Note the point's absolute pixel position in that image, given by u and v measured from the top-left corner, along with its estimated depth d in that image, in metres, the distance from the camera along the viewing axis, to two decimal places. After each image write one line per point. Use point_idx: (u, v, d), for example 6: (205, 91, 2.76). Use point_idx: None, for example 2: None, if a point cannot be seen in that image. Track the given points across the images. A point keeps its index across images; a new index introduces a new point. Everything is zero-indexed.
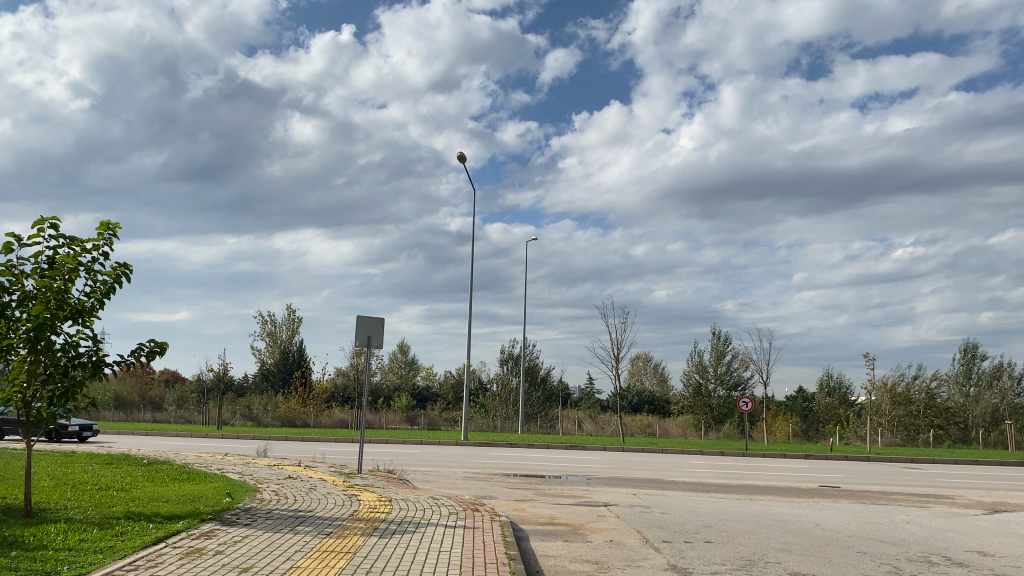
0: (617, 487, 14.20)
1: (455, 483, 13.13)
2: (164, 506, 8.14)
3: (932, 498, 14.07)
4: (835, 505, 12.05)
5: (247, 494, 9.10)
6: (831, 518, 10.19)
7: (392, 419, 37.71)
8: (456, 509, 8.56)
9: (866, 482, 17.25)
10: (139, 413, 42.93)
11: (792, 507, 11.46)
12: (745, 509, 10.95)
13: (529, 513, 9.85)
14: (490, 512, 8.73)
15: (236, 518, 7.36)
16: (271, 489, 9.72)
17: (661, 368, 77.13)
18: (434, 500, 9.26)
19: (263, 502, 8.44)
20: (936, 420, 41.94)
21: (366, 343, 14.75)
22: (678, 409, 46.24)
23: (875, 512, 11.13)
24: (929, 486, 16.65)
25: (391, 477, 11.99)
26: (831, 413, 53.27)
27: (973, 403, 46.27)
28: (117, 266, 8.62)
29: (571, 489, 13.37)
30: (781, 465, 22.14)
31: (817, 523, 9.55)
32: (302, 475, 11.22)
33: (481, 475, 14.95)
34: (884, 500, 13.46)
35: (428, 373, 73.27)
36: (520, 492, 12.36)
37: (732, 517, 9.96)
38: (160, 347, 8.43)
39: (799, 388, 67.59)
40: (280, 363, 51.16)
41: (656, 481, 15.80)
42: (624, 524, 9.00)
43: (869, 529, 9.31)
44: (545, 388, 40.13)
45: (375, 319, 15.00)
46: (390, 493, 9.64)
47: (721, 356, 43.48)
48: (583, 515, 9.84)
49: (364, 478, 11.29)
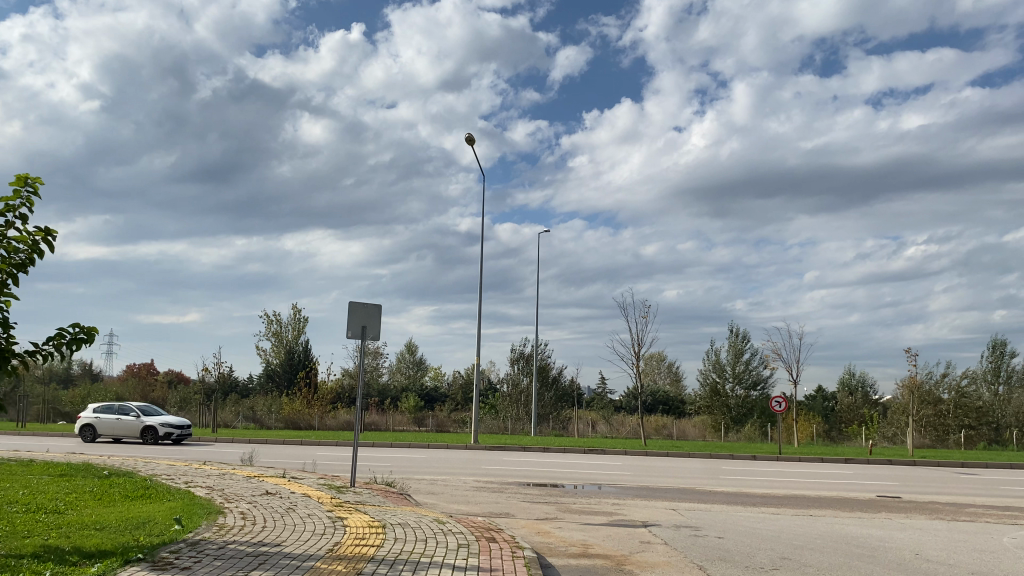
0: (652, 501, 12.36)
1: (464, 497, 11.29)
2: (91, 540, 6.30)
3: (1018, 512, 12.13)
4: (914, 523, 10.18)
5: (204, 518, 7.22)
6: (929, 543, 8.33)
7: (400, 420, 35.86)
8: (467, 541, 6.68)
9: (924, 490, 15.36)
10: None
11: (868, 527, 9.58)
12: (816, 531, 9.08)
13: (556, 538, 8.08)
14: (509, 543, 6.85)
15: (175, 558, 5.57)
16: (238, 510, 7.88)
17: (676, 367, 75.46)
18: (441, 526, 7.40)
19: (219, 531, 6.61)
20: (966, 420, 39.87)
21: (360, 333, 12.93)
22: (695, 410, 44.29)
23: (972, 533, 9.24)
24: (995, 495, 14.78)
25: (391, 492, 10.16)
26: (854, 413, 51.19)
27: (1005, 402, 43.87)
28: (38, 232, 6.82)
29: (599, 504, 11.50)
30: (849, 471, 19.98)
31: (917, 553, 7.68)
32: (282, 490, 9.34)
33: (493, 485, 13.15)
34: (966, 515, 11.54)
35: (437, 374, 71.40)
36: (542, 509, 10.52)
37: (805, 543, 8.13)
38: (87, 333, 6.46)
39: (817, 388, 65.35)
40: (286, 364, 49.45)
41: (690, 491, 13.97)
42: (680, 555, 7.20)
43: (989, 563, 7.46)
44: (557, 388, 38.30)
45: (370, 306, 13.16)
46: (386, 517, 7.72)
47: (740, 354, 41.68)
48: (623, 542, 8.01)
49: (358, 494, 9.43)
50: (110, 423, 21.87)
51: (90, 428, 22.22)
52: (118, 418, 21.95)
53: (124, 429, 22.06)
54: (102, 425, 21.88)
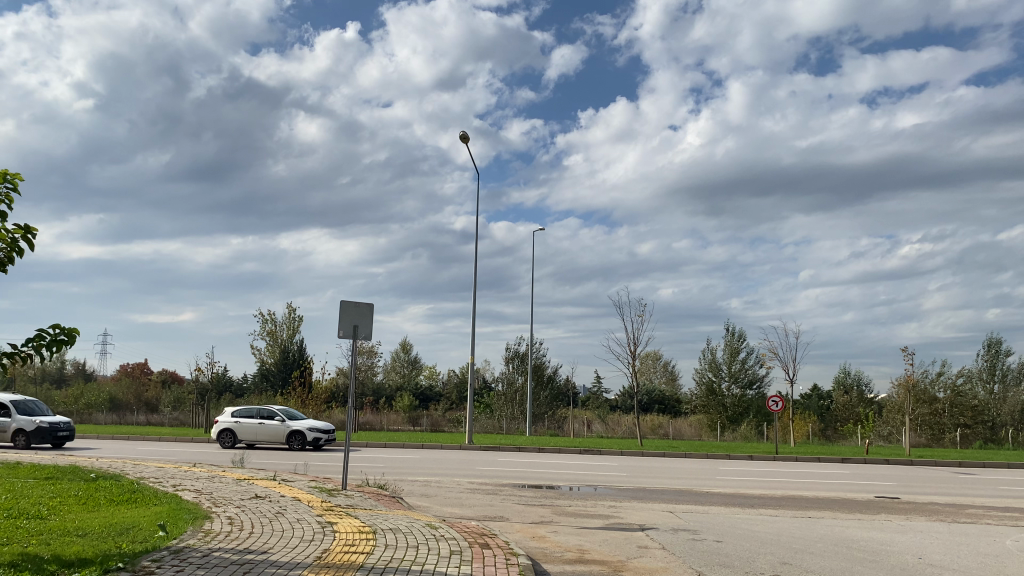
0: (649, 503, 12.20)
1: (458, 499, 11.11)
2: (71, 547, 6.11)
3: (1019, 513, 12.00)
4: (914, 525, 10.04)
5: (189, 524, 7.03)
6: (932, 547, 8.17)
7: (394, 420, 35.66)
8: (459, 547, 6.49)
9: (923, 491, 15.24)
10: (132, 417, 41.02)
11: (869, 530, 9.43)
12: (816, 534, 8.93)
13: (552, 543, 7.92)
14: (503, 549, 6.67)
15: (156, 566, 5.39)
16: (225, 515, 7.69)
17: (671, 366, 75.38)
18: (434, 531, 7.22)
19: (203, 538, 6.42)
20: (962, 419, 39.81)
21: (352, 332, 12.74)
22: (690, 409, 44.16)
23: (974, 536, 9.11)
24: (994, 496, 14.66)
25: (384, 495, 9.97)
26: (850, 412, 51.10)
27: (1000, 401, 43.76)
28: (19, 230, 6.61)
29: (595, 507, 11.34)
30: (846, 471, 19.83)
31: (919, 557, 7.54)
32: (271, 494, 9.15)
33: (488, 487, 12.98)
34: (966, 517, 11.40)
35: (432, 374, 71.18)
36: (537, 512, 10.37)
37: (806, 547, 7.98)
38: (67, 335, 6.26)
39: (812, 387, 65.30)
40: (280, 363, 49.26)
41: (687, 493, 13.82)
42: (679, 561, 7.04)
43: (992, 567, 7.32)
44: (552, 387, 38.12)
45: (362, 305, 12.98)
46: (377, 522, 7.55)
47: (735, 353, 41.52)
48: (620, 547, 7.83)
49: (349, 498, 9.25)
50: (254, 427, 21.10)
51: (228, 433, 21.41)
52: (261, 422, 21.13)
53: (265, 434, 21.30)
54: (246, 428, 21.02)
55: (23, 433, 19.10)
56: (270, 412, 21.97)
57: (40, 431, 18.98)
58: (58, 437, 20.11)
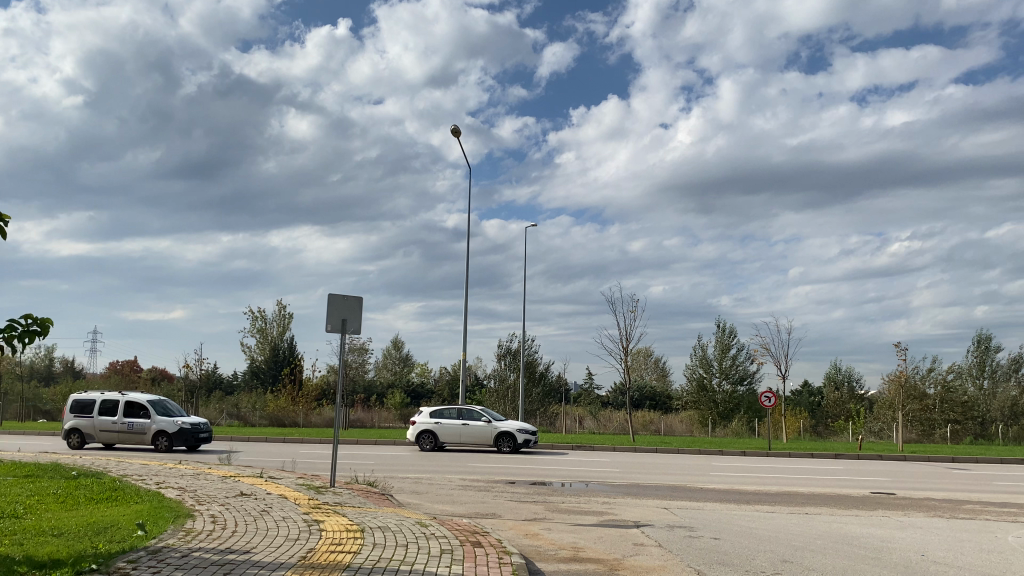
0: (643, 499, 12.03)
1: (449, 496, 10.89)
2: (45, 548, 5.87)
3: (1017, 509, 11.86)
4: (913, 521, 9.87)
5: (170, 523, 6.78)
6: (933, 544, 7.99)
7: (385, 416, 35.45)
8: (449, 546, 6.26)
9: (919, 486, 15.12)
10: None
11: (868, 526, 9.26)
12: (815, 531, 8.74)
13: (545, 541, 7.70)
14: (496, 548, 6.43)
15: (132, 568, 5.14)
16: (209, 513, 7.45)
17: (662, 362, 75.40)
18: (424, 529, 6.99)
19: (184, 538, 6.19)
20: (952, 415, 39.88)
21: (340, 326, 12.51)
22: (682, 405, 44.07)
23: (975, 532, 8.94)
24: (990, 491, 14.55)
25: (373, 493, 9.72)
26: (841, 408, 51.14)
27: (990, 397, 43.72)
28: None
29: (589, 503, 11.16)
30: (839, 467, 19.72)
31: (923, 554, 7.35)
32: (257, 491, 8.91)
33: (480, 484, 12.78)
34: (965, 512, 11.24)
35: (423, 371, 70.94)
36: (529, 509, 10.17)
37: (805, 543, 7.80)
38: (41, 325, 6.00)
39: (803, 383, 65.38)
40: (270, 361, 48.91)
41: (681, 488, 13.65)
42: (676, 559, 6.83)
43: (996, 564, 7.14)
44: (544, 383, 37.99)
45: (350, 299, 12.73)
46: (365, 520, 7.30)
47: (726, 350, 41.43)
48: (615, 544, 7.62)
49: (337, 495, 9.01)
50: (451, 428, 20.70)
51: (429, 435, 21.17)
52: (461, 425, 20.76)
53: (468, 435, 20.81)
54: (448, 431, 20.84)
55: (163, 436, 18.32)
56: (474, 413, 21.15)
57: (183, 433, 18.08)
58: (191, 440, 19.32)
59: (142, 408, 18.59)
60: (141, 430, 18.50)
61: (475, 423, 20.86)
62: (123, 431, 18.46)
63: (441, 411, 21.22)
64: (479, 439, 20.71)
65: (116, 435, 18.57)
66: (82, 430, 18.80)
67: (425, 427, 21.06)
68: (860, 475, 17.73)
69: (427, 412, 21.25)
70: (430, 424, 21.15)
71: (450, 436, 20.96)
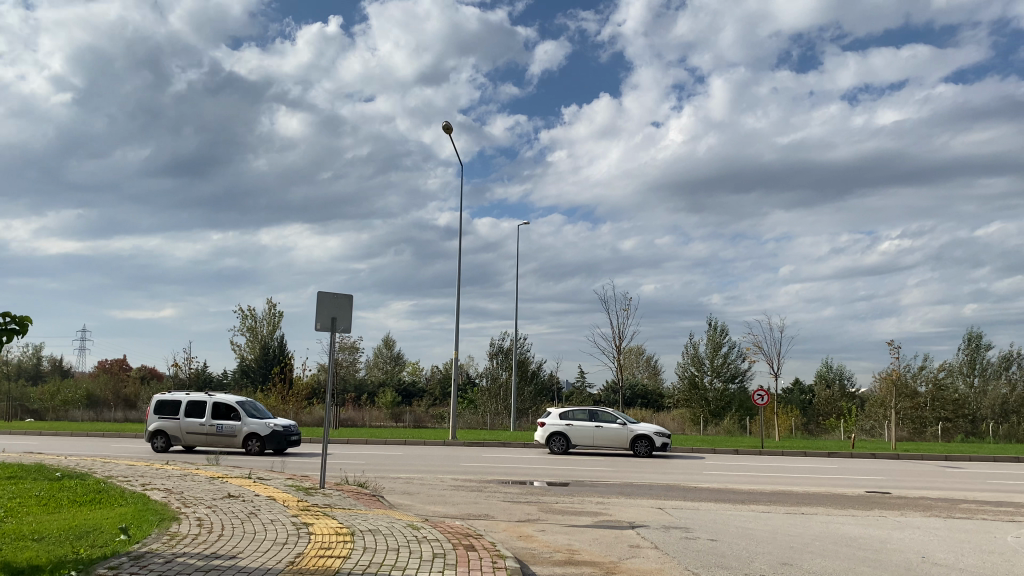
0: (637, 499, 11.90)
1: (441, 497, 10.74)
2: (23, 553, 5.67)
3: (1013, 508, 11.78)
4: (910, 522, 9.77)
5: (154, 527, 6.60)
6: (932, 545, 7.88)
7: (376, 415, 35.22)
8: (441, 550, 6.09)
9: (914, 485, 15.04)
10: (109, 413, 40.45)
11: (865, 526, 9.15)
12: (812, 532, 8.62)
13: (539, 543, 7.55)
14: (490, 551, 6.27)
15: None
16: (195, 516, 7.27)
17: (654, 360, 75.39)
18: (415, 532, 6.82)
19: (168, 542, 6.00)
20: (944, 412, 39.93)
21: (330, 325, 12.32)
22: (674, 404, 43.99)
23: (974, 532, 8.84)
24: (986, 490, 14.47)
25: (363, 494, 9.55)
26: (832, 406, 51.12)
27: (981, 395, 43.78)
28: None
29: (582, 503, 11.02)
30: (833, 465, 19.63)
31: (923, 556, 7.24)
32: (245, 493, 8.72)
33: (472, 484, 12.61)
34: (961, 512, 11.15)
35: (415, 369, 70.70)
36: (522, 509, 10.02)
37: (803, 545, 7.68)
38: (20, 324, 5.79)
39: (794, 381, 65.49)
40: (260, 359, 48.62)
41: (675, 488, 13.53)
42: (674, 562, 6.70)
43: (997, 566, 7.04)
44: (535, 382, 37.88)
45: (340, 297, 12.54)
46: (355, 523, 7.13)
47: (718, 348, 41.37)
48: (611, 546, 7.49)
49: (326, 496, 8.83)
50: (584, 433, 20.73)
51: (561, 437, 21.11)
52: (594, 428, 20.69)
53: (600, 438, 20.72)
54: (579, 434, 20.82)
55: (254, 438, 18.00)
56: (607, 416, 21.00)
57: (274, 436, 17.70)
58: (281, 442, 18.97)
59: (231, 410, 18.21)
60: (230, 433, 18.18)
61: (609, 425, 20.91)
62: (213, 432, 18.12)
63: (570, 412, 21.23)
64: (615, 442, 20.75)
65: (205, 437, 18.24)
66: (167, 433, 18.41)
67: (557, 430, 21.07)
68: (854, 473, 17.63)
69: (557, 413, 21.23)
70: (561, 426, 21.18)
71: (582, 439, 20.87)
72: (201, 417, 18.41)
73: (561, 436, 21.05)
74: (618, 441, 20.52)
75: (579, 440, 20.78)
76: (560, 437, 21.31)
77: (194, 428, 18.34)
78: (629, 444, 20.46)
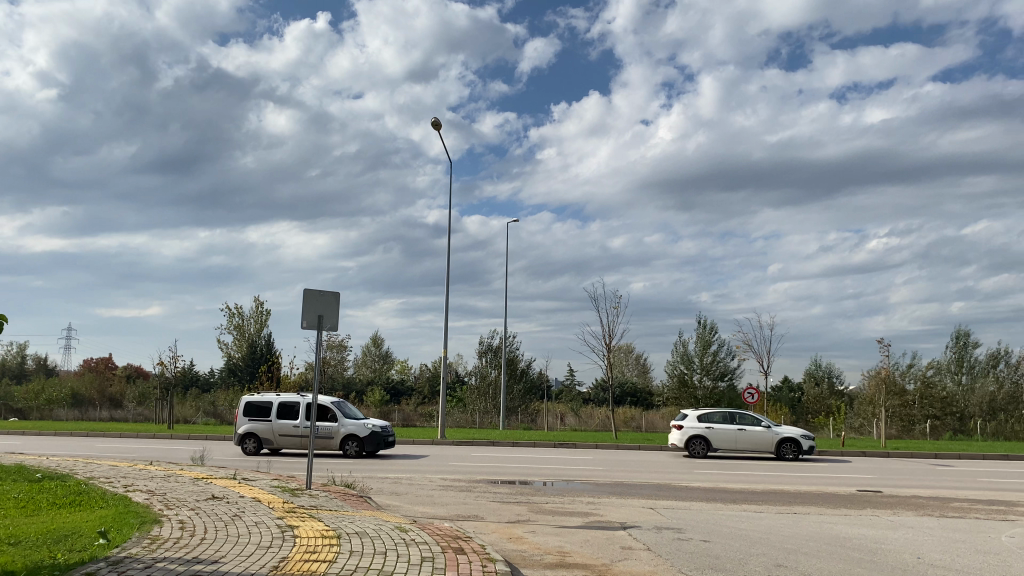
0: (627, 499, 11.77)
1: (430, 497, 10.58)
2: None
3: (1005, 506, 11.72)
4: (903, 521, 9.68)
5: (134, 530, 6.42)
6: (927, 545, 7.79)
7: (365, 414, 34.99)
8: (429, 553, 5.94)
9: (905, 484, 14.98)
10: (94, 413, 40.04)
11: (859, 526, 9.06)
12: (805, 532, 8.52)
13: (530, 545, 7.41)
14: (479, 554, 6.13)
15: None
16: (177, 519, 7.09)
17: (643, 358, 75.46)
18: (403, 535, 6.67)
19: (148, 547, 5.83)
20: (932, 410, 39.92)
21: (316, 323, 12.15)
22: (663, 402, 43.94)
23: (968, 532, 8.75)
24: (977, 488, 14.43)
25: (350, 495, 9.39)
26: (820, 404, 51.17)
27: (969, 393, 43.88)
28: None
29: (573, 504, 10.89)
30: (824, 463, 19.57)
31: (919, 557, 7.13)
32: (230, 495, 8.54)
33: (462, 484, 12.45)
34: (953, 511, 11.08)
35: (404, 368, 70.47)
36: (512, 510, 9.88)
37: (797, 546, 7.57)
38: None
39: (783, 379, 65.66)
40: (248, 358, 48.29)
41: (666, 487, 13.41)
42: (666, 564, 6.58)
43: (993, 566, 6.95)
44: (525, 380, 37.74)
45: (327, 295, 12.37)
46: (342, 525, 6.97)
47: (707, 346, 41.37)
48: (602, 548, 7.36)
49: (313, 497, 8.66)
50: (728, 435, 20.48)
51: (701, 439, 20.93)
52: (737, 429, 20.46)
53: (744, 441, 20.44)
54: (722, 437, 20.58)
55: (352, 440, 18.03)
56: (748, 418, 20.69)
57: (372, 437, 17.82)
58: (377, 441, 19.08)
59: (326, 410, 18.01)
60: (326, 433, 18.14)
61: (751, 428, 20.49)
62: (309, 435, 18.03)
63: (709, 415, 21.03)
64: (757, 444, 20.37)
65: (300, 439, 18.12)
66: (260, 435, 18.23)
67: (696, 432, 20.87)
68: (845, 472, 17.58)
69: (696, 416, 21.07)
70: (700, 428, 20.90)
71: (723, 441, 20.64)
72: (294, 418, 18.26)
73: (700, 438, 20.84)
74: (761, 444, 20.23)
75: (718, 442, 20.51)
76: (701, 439, 21.11)
77: (287, 429, 18.16)
78: (774, 447, 20.14)
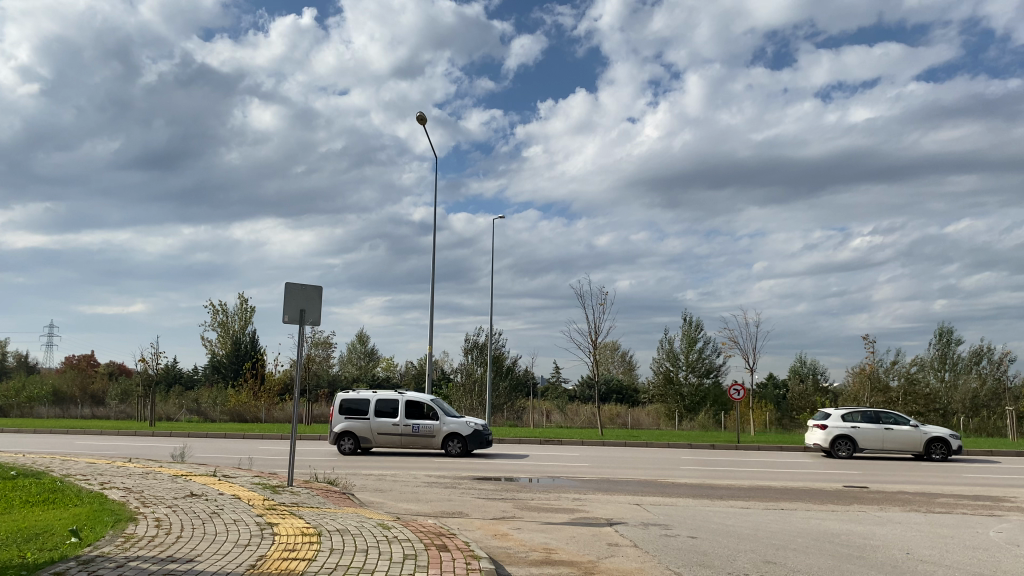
0: (614, 495, 11.66)
1: (415, 494, 10.42)
2: None
3: (991, 501, 11.70)
4: (890, 517, 9.61)
5: (108, 528, 6.25)
6: (916, 541, 7.71)
7: None
8: (411, 551, 5.79)
9: (891, 480, 14.96)
10: (75, 410, 39.63)
11: (846, 522, 8.98)
12: (794, 528, 8.43)
13: (515, 541, 7.29)
14: (463, 552, 5.98)
15: None
16: (153, 517, 6.91)
17: (629, 355, 75.60)
18: (386, 531, 6.52)
19: (121, 545, 5.65)
20: (914, 407, 39.49)
21: (298, 317, 11.94)
22: (649, 398, 44.00)
23: (955, 528, 8.70)
24: (962, 484, 14.43)
25: (332, 492, 9.22)
26: (805, 401, 51.36)
27: (952, 389, 43.94)
28: None
29: (560, 500, 10.76)
30: (810, 458, 19.56)
31: (908, 552, 7.05)
32: (209, 492, 8.36)
33: (447, 480, 12.30)
34: (940, 506, 11.04)
35: (390, 365, 70.29)
36: (497, 507, 9.74)
37: (786, 542, 7.47)
38: None
39: (768, 376, 65.93)
40: (232, 355, 47.94)
41: (653, 483, 13.33)
42: (654, 561, 6.45)
43: (982, 561, 6.87)
44: (510, 377, 37.63)
45: (309, 288, 12.18)
46: (323, 522, 6.81)
47: (693, 343, 41.45)
48: (589, 545, 7.23)
49: (294, 494, 8.49)
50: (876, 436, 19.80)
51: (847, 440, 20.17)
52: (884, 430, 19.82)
53: (892, 442, 19.81)
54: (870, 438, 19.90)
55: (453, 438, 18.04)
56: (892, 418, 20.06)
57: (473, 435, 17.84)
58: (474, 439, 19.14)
59: (427, 409, 18.13)
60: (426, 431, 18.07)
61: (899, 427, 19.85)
62: (410, 433, 17.95)
63: (853, 413, 20.19)
64: (903, 444, 19.82)
65: (400, 437, 18.00)
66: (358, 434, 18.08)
67: (840, 431, 20.11)
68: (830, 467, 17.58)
69: (840, 415, 20.23)
70: (844, 428, 20.12)
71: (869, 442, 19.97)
72: (393, 417, 18.15)
73: (845, 438, 20.06)
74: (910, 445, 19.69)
75: (865, 442, 19.80)
76: (845, 439, 20.30)
77: (386, 428, 18.05)
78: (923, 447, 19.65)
